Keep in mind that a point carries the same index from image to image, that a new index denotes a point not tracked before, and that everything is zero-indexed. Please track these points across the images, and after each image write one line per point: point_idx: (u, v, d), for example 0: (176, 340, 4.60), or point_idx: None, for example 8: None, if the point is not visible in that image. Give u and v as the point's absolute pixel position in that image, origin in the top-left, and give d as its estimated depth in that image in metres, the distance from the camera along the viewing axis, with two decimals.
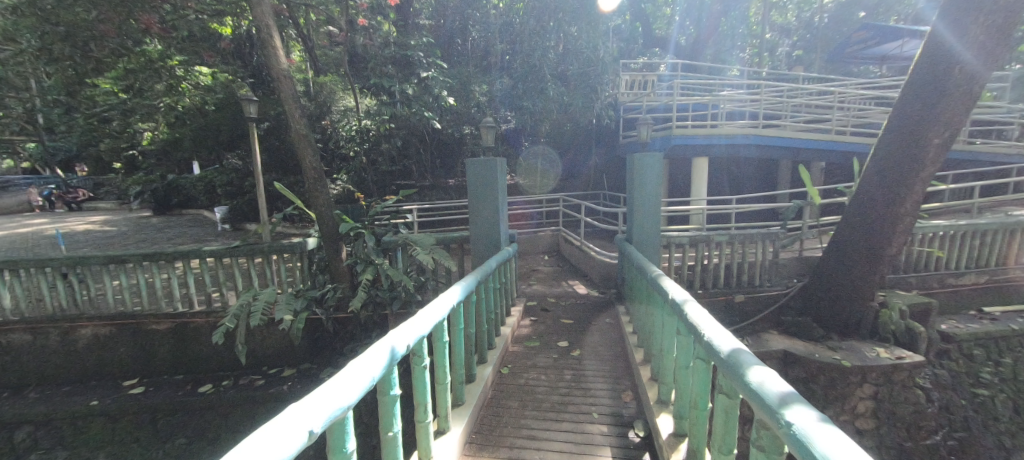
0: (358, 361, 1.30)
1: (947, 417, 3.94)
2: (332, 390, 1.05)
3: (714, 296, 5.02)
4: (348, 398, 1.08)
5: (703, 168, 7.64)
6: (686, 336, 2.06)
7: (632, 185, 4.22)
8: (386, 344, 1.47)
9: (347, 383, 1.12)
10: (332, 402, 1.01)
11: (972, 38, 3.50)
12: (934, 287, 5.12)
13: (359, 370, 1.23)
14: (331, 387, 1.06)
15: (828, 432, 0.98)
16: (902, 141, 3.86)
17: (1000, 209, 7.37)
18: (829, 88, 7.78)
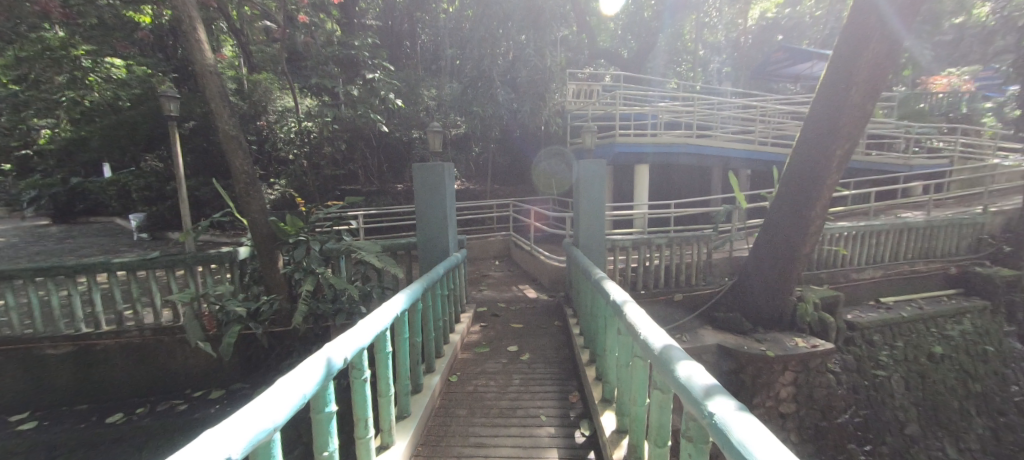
0: (289, 376, 1.21)
1: (853, 397, 4.45)
2: (255, 411, 0.96)
3: (655, 296, 5.30)
4: (276, 418, 1.00)
5: (645, 174, 8.01)
6: (625, 337, 2.14)
7: (576, 191, 4.33)
8: (320, 358, 1.38)
9: (273, 402, 1.03)
10: (256, 424, 0.93)
11: (865, 58, 3.92)
12: (840, 282, 5.74)
13: (288, 387, 1.15)
14: (254, 408, 0.97)
15: (745, 421, 1.07)
16: (809, 153, 4.34)
17: (892, 211, 8.42)
18: (753, 103, 8.53)
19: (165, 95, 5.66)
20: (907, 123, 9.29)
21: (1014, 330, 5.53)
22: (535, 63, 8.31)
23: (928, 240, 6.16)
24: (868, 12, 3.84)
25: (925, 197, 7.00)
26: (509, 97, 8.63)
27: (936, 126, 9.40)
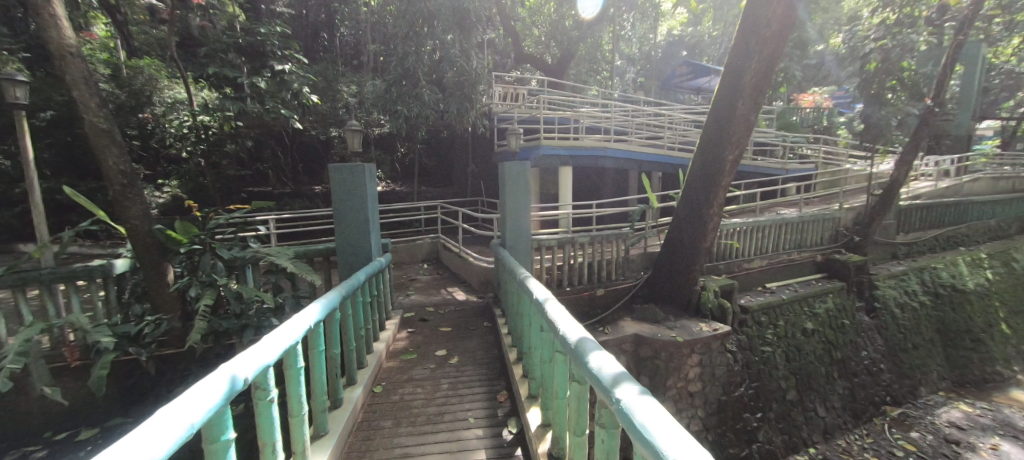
0: (177, 402, 1.07)
1: (746, 372, 5.10)
2: (131, 447, 0.83)
3: (579, 292, 5.45)
4: (158, 452, 0.88)
5: (568, 176, 8.34)
6: (547, 333, 2.21)
7: (501, 192, 4.36)
8: (216, 379, 1.23)
9: (155, 434, 0.90)
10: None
11: (749, 75, 4.44)
12: (735, 271, 6.50)
13: (176, 415, 1.01)
14: (130, 443, 0.84)
15: (647, 405, 1.16)
16: (707, 158, 4.86)
17: (774, 209, 9.75)
18: (662, 112, 9.35)
19: (8, 79, 4.64)
20: (783, 133, 10.83)
21: (863, 305, 6.68)
22: (460, 64, 8.25)
23: (800, 233, 7.18)
24: (750, 34, 4.36)
25: (797, 196, 8.17)
26: (434, 98, 8.43)
27: (804, 136, 11.07)
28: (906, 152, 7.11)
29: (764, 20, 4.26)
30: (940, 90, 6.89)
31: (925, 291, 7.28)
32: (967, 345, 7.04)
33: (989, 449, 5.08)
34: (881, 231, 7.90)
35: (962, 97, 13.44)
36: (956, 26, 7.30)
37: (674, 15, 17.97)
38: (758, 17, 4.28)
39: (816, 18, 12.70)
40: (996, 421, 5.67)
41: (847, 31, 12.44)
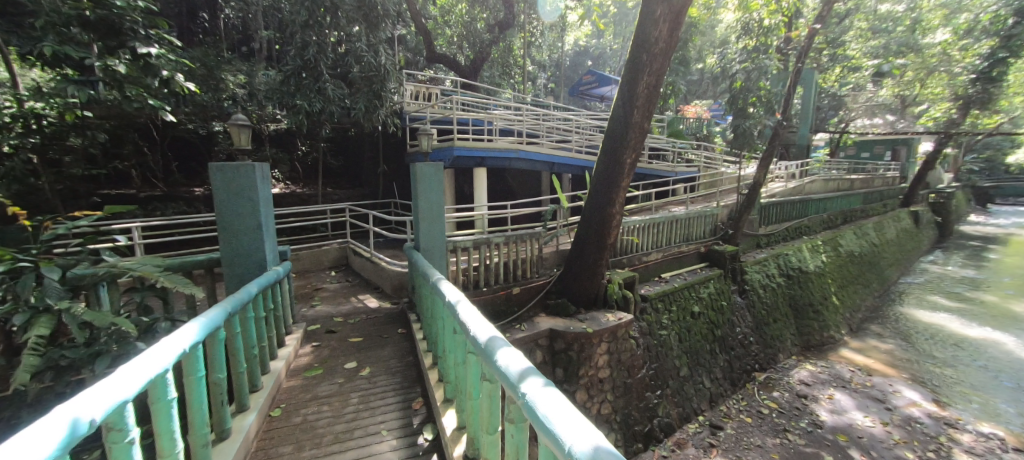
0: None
1: (647, 354, 5.65)
2: None
3: (496, 292, 5.48)
4: None
5: (482, 177, 8.39)
6: (459, 335, 2.20)
7: (414, 194, 4.24)
8: (54, 422, 1.01)
9: None
10: None
11: (642, 87, 4.90)
12: (636, 264, 7.11)
13: None
14: None
15: (549, 398, 1.22)
16: (609, 160, 5.26)
17: (666, 206, 10.93)
18: (569, 117, 9.89)
19: None
20: (672, 140, 12.18)
21: (736, 288, 7.78)
22: (368, 59, 7.79)
23: (688, 228, 8.09)
24: (642, 50, 4.82)
25: (684, 195, 9.23)
26: (339, 93, 7.86)
27: (690, 142, 12.58)
28: (764, 158, 8.45)
29: (653, 37, 4.73)
30: (786, 108, 8.30)
31: (781, 273, 8.73)
32: (810, 316, 8.63)
33: (826, 399, 6.38)
34: (749, 225, 9.28)
35: (803, 114, 16.43)
36: (797, 56, 8.85)
37: (580, 27, 19.14)
38: (649, 35, 4.74)
39: (696, 39, 14.49)
40: (830, 375, 7.07)
41: (720, 53, 14.38)
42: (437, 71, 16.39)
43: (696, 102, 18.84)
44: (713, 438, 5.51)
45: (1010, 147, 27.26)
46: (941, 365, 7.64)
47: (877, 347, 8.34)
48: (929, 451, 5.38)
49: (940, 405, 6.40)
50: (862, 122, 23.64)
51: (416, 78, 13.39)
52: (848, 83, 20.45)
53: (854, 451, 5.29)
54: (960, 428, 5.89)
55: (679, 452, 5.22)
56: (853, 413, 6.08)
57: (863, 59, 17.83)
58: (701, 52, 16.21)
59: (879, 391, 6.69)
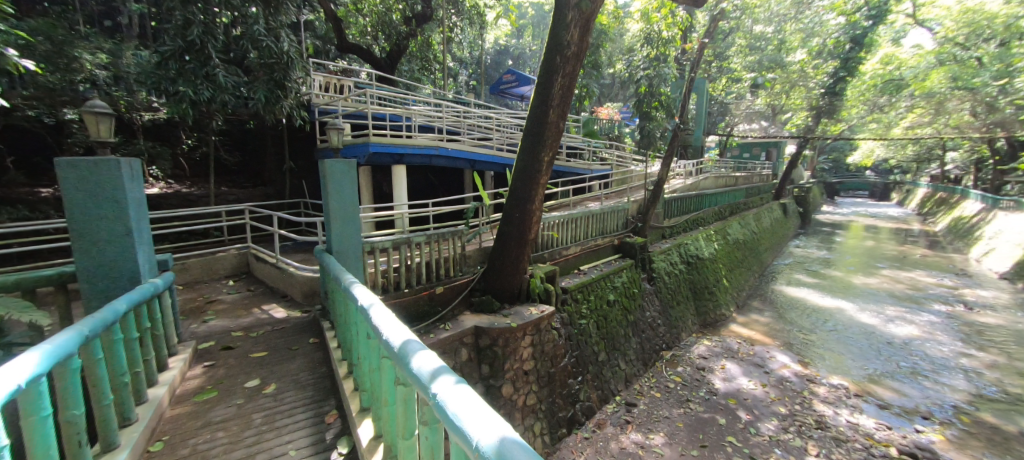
0: None
1: (568, 343, 5.93)
2: None
3: (418, 292, 5.31)
4: None
5: (401, 175, 8.06)
6: (372, 340, 2.09)
7: (323, 192, 3.91)
8: None
9: None
10: None
11: (556, 87, 5.10)
12: (558, 258, 7.33)
13: None
14: None
15: (460, 396, 1.22)
16: (528, 158, 5.39)
17: (584, 202, 11.51)
18: (490, 114, 9.89)
19: None
20: (587, 140, 12.84)
21: (645, 276, 8.47)
22: (267, 45, 7.01)
23: (604, 222, 8.49)
24: (555, 51, 5.00)
25: (600, 191, 9.76)
26: (233, 80, 6.97)
27: (603, 142, 13.37)
28: (666, 157, 9.27)
29: (565, 41, 4.95)
30: (684, 112, 9.21)
31: (682, 261, 9.69)
32: (705, 298, 9.74)
33: (720, 369, 7.28)
34: (656, 218, 10.11)
35: (697, 119, 18.46)
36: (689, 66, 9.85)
37: (499, 26, 19.33)
38: (561, 38, 4.95)
39: (606, 45, 15.44)
40: (723, 348, 8.07)
41: (627, 60, 15.51)
42: (349, 61, 15.40)
43: (608, 105, 20.19)
44: (628, 415, 5.98)
45: (848, 150, 33.56)
46: (804, 332, 9.14)
47: (758, 320, 9.70)
48: (796, 404, 6.42)
49: (804, 365, 7.65)
50: (744, 126, 27.31)
51: (326, 68, 12.45)
52: (732, 93, 23.44)
53: (741, 412, 6.12)
54: (817, 382, 7.09)
55: (599, 432, 5.58)
56: (741, 379, 7.02)
57: (743, 73, 20.53)
58: (611, 57, 17.34)
59: (759, 358, 7.80)
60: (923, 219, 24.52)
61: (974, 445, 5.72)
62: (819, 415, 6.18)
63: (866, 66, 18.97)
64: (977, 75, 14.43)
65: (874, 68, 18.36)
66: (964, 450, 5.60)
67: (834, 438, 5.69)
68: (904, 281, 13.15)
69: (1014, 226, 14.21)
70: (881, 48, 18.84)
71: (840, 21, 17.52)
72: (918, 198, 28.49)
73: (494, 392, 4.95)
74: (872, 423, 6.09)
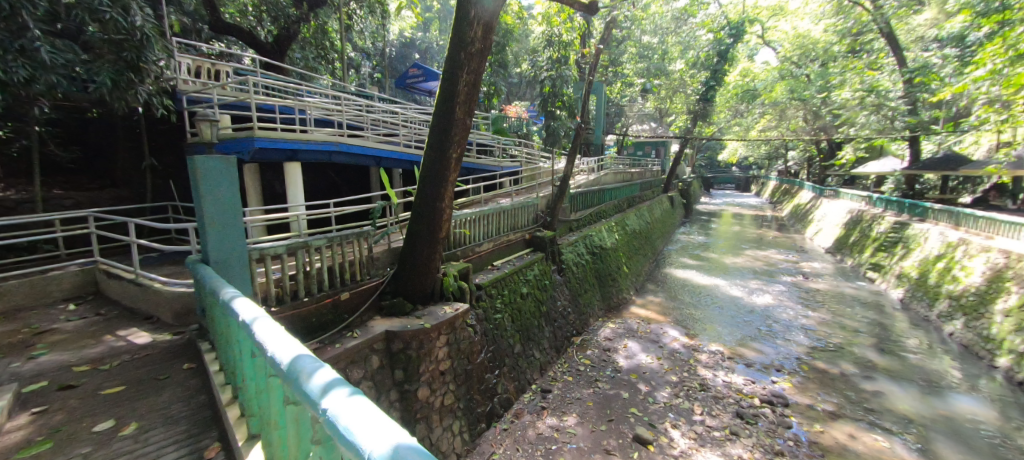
0: None
1: (484, 339, 5.99)
2: None
3: (319, 301, 4.89)
4: None
5: (296, 172, 7.35)
6: (257, 358, 1.86)
7: (194, 193, 3.33)
8: None
9: None
10: None
11: (462, 84, 5.07)
12: (471, 255, 7.31)
13: None
14: None
15: (354, 407, 1.14)
16: (436, 154, 5.29)
17: (496, 198, 11.65)
18: (395, 110, 9.48)
19: None
20: (497, 137, 12.99)
21: (555, 267, 8.89)
22: (112, 19, 5.88)
23: (516, 217, 8.68)
24: (459, 48, 4.98)
25: (510, 187, 9.93)
26: (65, 58, 5.60)
27: (513, 140, 13.67)
28: (571, 154, 9.79)
29: (469, 37, 4.94)
30: (585, 112, 9.83)
31: (587, 252, 10.36)
32: (609, 284, 10.59)
33: (623, 349, 7.98)
34: (564, 212, 10.61)
35: (597, 119, 19.88)
36: (588, 69, 10.52)
37: (403, 18, 18.66)
38: (464, 34, 4.94)
39: (512, 45, 15.80)
40: (625, 329, 8.88)
41: (533, 61, 16.10)
42: (227, 44, 13.50)
43: (517, 103, 20.76)
44: (544, 401, 6.27)
45: (719, 149, 39.17)
46: (690, 308, 10.45)
47: (653, 302, 10.85)
48: (685, 372, 7.32)
49: (690, 337, 8.76)
50: (637, 127, 30.19)
51: (197, 51, 10.79)
52: (626, 96, 25.70)
53: (641, 385, 6.80)
54: (700, 350, 8.18)
55: (517, 422, 5.76)
56: (641, 355, 7.78)
57: (634, 78, 22.59)
58: (517, 57, 17.78)
59: (654, 334, 8.74)
60: (774, 207, 29.65)
61: (812, 387, 7.10)
62: (702, 379, 7.13)
63: (730, 78, 22.24)
64: (807, 89, 17.83)
65: (735, 79, 21.61)
66: (805, 392, 6.92)
67: (714, 397, 6.62)
68: (761, 259, 15.76)
69: (834, 211, 17.86)
70: (740, 63, 22.24)
71: (709, 37, 20.27)
72: (770, 190, 34.31)
73: (410, 397, 4.79)
74: (742, 380, 7.20)
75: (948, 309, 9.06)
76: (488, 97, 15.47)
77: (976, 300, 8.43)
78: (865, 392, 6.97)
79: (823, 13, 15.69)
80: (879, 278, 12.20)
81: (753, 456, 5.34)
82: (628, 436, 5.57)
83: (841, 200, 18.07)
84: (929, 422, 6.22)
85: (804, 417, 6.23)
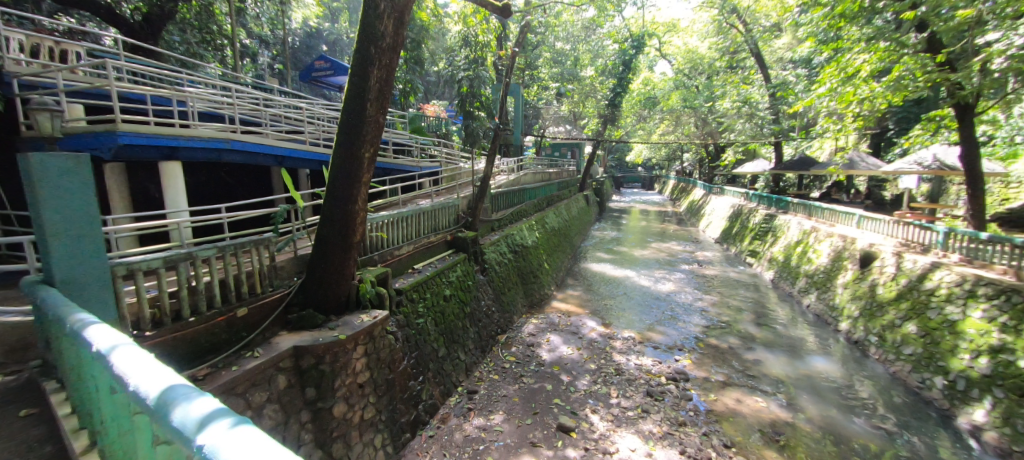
0: None
1: (406, 346, 5.78)
2: None
3: (210, 320, 4.28)
4: None
5: (176, 175, 6.37)
6: (119, 394, 1.55)
7: (30, 200, 2.69)
8: None
9: None
10: None
11: (373, 80, 4.83)
12: (390, 259, 6.97)
13: None
14: None
15: (238, 437, 0.99)
16: (345, 153, 4.96)
17: (415, 199, 11.27)
18: (299, 105, 8.69)
19: None
20: (415, 136, 12.59)
21: (478, 268, 8.89)
22: None
23: (436, 218, 8.50)
24: (368, 42, 4.73)
25: (430, 188, 9.62)
26: None
27: (431, 139, 13.36)
28: (490, 155, 9.86)
29: (379, 32, 4.72)
30: (503, 113, 9.99)
31: (509, 251, 10.52)
32: (531, 281, 10.92)
33: (546, 343, 8.29)
34: (485, 212, 10.64)
35: (515, 121, 20.32)
36: (505, 71, 10.70)
37: (307, 6, 17.23)
38: (374, 28, 4.70)
39: (428, 42, 15.47)
40: (547, 324, 9.23)
41: (450, 59, 15.94)
42: (76, 19, 11.22)
43: (435, 102, 20.39)
44: (470, 402, 6.25)
45: (627, 151, 42.64)
46: (605, 299, 11.20)
47: (572, 295, 11.42)
48: (602, 359, 7.82)
49: (606, 326, 9.39)
50: (554, 129, 31.49)
51: (31, 24, 8.79)
52: (542, 99, 26.66)
53: (563, 376, 7.12)
54: (614, 337, 8.82)
55: (443, 427, 5.67)
56: (562, 347, 8.15)
57: (549, 81, 23.50)
58: (433, 55, 17.45)
59: (574, 326, 9.22)
60: (674, 203, 33.08)
61: (707, 361, 8.06)
62: (617, 364, 7.69)
63: (634, 85, 24.25)
64: (697, 98, 20.17)
65: (639, 87, 23.64)
66: (702, 367, 7.83)
67: (628, 379, 7.18)
68: (664, 251, 17.46)
69: (721, 206, 20.46)
70: (642, 72, 24.38)
71: (615, 47, 21.90)
72: (670, 188, 38.20)
73: (324, 416, 4.44)
74: (651, 361, 7.91)
75: (805, 285, 10.90)
76: (404, 94, 14.94)
77: (824, 276, 10.28)
78: (747, 361, 8.11)
79: (707, 32, 17.88)
80: (756, 262, 14.24)
81: (661, 429, 5.89)
82: (552, 426, 5.80)
83: (726, 196, 20.76)
84: (795, 381, 7.43)
85: (702, 389, 7.04)
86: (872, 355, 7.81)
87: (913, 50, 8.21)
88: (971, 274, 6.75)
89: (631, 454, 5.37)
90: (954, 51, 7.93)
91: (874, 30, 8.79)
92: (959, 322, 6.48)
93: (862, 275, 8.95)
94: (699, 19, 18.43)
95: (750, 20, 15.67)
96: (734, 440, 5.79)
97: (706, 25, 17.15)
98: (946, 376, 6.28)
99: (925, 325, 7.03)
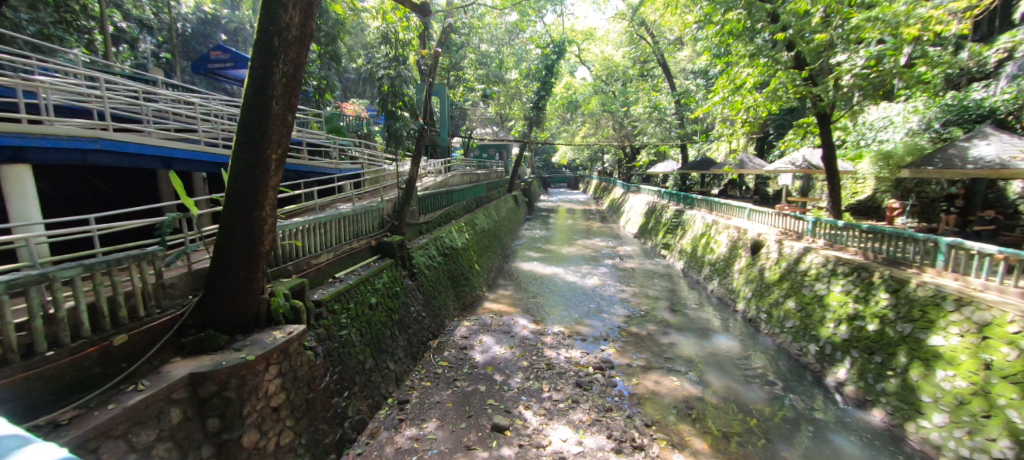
0: None
1: (327, 361, 5.40)
2: None
3: (76, 352, 3.62)
4: None
5: (25, 178, 5.15)
6: None
7: None
8: None
9: None
10: None
11: (277, 74, 4.43)
12: (307, 268, 6.46)
13: None
14: None
15: None
16: (247, 154, 4.48)
17: (336, 203, 10.56)
18: (190, 99, 7.67)
19: None
20: (333, 136, 11.80)
21: (406, 272, 8.59)
22: None
23: (358, 223, 8.05)
24: (271, 32, 4.32)
25: (351, 192, 8.96)
26: None
27: (351, 140, 12.63)
28: (416, 156, 9.59)
29: (283, 22, 4.34)
30: (427, 114, 9.80)
31: (438, 253, 10.32)
32: (462, 283, 10.84)
33: (479, 345, 8.28)
34: (412, 215, 10.31)
35: (442, 121, 20.02)
36: (429, 71, 10.53)
37: None
38: (277, 18, 4.31)
39: (344, 37, 14.62)
40: (479, 325, 9.23)
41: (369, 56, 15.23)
42: None
43: (355, 101, 19.33)
44: (401, 413, 6.03)
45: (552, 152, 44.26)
46: (535, 297, 11.50)
47: (503, 295, 11.55)
48: (533, 355, 8.02)
49: (537, 323, 9.64)
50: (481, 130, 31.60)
51: None
52: (469, 100, 26.60)
53: (496, 375, 7.17)
54: (545, 333, 9.09)
55: (372, 443, 5.39)
56: (495, 348, 8.20)
57: (475, 83, 23.54)
58: (351, 51, 16.55)
59: (506, 326, 9.33)
60: (597, 202, 35.06)
61: (629, 349, 8.65)
62: (548, 359, 7.93)
63: (557, 89, 25.27)
64: (614, 103, 21.58)
65: (562, 91, 24.67)
66: (624, 354, 8.38)
67: (558, 372, 7.45)
68: (589, 247, 18.42)
69: (638, 203, 22.09)
70: (564, 77, 25.47)
71: (538, 52, 22.61)
72: (593, 187, 40.43)
73: (231, 448, 3.98)
74: (579, 353, 8.29)
75: (709, 272, 12.20)
76: (319, 91, 13.95)
77: (724, 264, 11.59)
78: (663, 345, 8.85)
79: (621, 42, 19.23)
80: (668, 254, 15.60)
81: (590, 417, 6.20)
82: (486, 427, 5.81)
83: (643, 195, 22.50)
84: (703, 359, 8.26)
85: (626, 374, 7.55)
86: (762, 330, 8.97)
87: (784, 67, 9.61)
88: (832, 256, 8.07)
89: (563, 444, 5.58)
90: (814, 69, 9.38)
91: (755, 48, 10.14)
92: (825, 296, 7.71)
93: (754, 261, 10.25)
94: (613, 29, 19.76)
95: (657, 33, 17.16)
96: (654, 418, 6.28)
97: (619, 35, 18.39)
98: (817, 343, 7.44)
99: (801, 301, 8.24)
